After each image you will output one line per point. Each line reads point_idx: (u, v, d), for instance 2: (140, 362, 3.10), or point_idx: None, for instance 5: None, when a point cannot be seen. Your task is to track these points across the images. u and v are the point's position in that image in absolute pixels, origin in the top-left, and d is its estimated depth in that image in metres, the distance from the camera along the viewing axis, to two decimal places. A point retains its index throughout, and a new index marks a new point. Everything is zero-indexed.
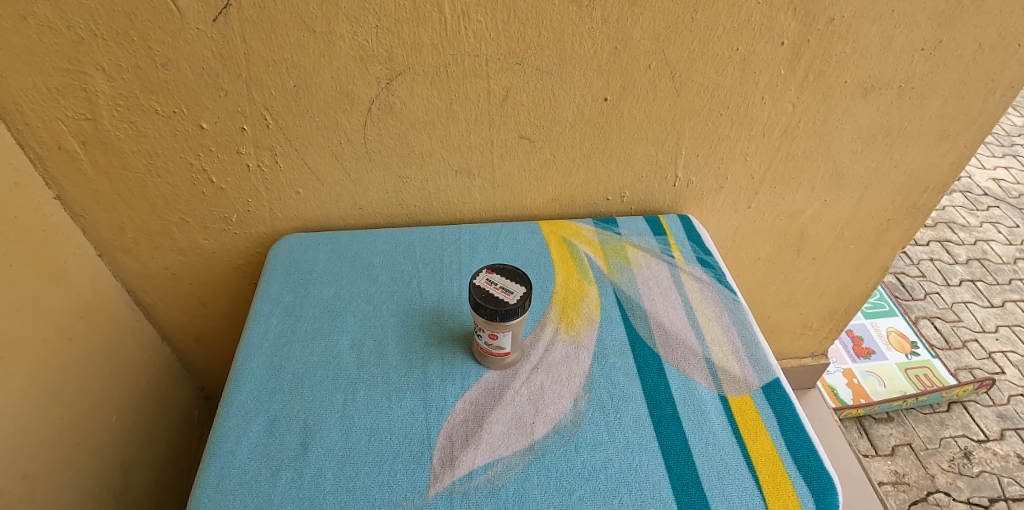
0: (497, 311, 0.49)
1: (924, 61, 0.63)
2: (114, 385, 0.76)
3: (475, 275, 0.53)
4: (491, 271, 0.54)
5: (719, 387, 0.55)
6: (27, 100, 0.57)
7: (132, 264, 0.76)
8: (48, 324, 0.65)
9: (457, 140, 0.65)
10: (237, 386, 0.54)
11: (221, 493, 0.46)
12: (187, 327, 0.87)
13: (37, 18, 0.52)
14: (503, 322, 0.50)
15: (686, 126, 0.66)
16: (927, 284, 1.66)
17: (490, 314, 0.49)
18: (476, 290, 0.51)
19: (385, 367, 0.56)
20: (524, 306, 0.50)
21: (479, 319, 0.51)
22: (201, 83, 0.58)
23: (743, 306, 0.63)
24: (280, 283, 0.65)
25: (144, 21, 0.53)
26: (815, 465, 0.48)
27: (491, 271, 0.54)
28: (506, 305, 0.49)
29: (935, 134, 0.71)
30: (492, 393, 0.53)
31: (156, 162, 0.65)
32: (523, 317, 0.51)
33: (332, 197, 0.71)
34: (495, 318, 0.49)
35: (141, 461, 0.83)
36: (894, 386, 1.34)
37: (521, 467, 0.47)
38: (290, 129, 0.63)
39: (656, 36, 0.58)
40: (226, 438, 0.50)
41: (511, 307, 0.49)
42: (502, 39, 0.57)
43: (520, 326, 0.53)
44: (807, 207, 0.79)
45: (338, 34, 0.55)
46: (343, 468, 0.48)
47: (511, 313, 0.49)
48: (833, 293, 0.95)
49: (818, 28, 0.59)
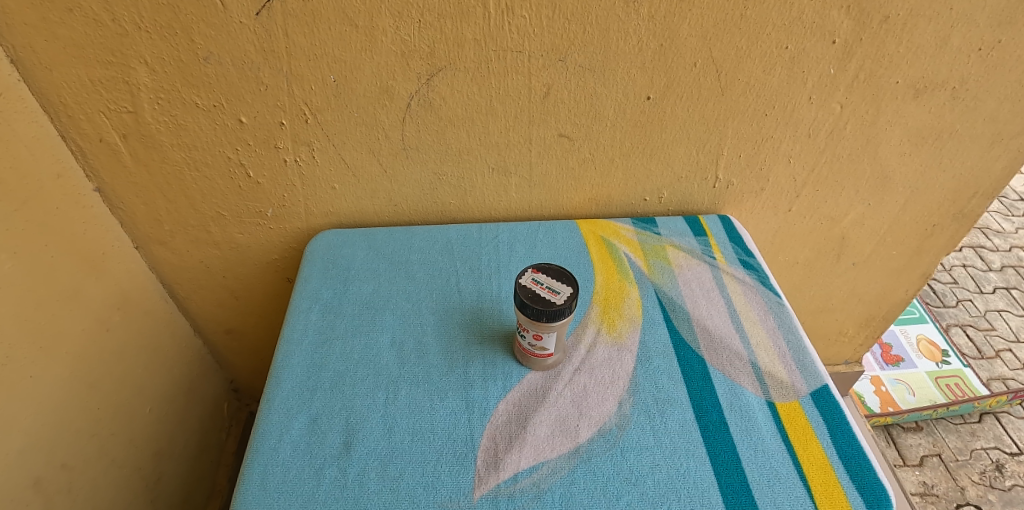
0: (543, 311, 0.48)
1: (981, 62, 0.60)
2: (149, 376, 0.77)
3: (520, 274, 0.53)
4: (535, 270, 0.53)
5: (767, 393, 0.53)
6: (71, 92, 0.58)
7: (169, 257, 0.77)
8: (87, 315, 0.65)
9: (496, 138, 0.65)
10: (279, 382, 0.54)
11: (265, 491, 0.46)
12: (219, 320, 0.88)
13: (82, 10, 0.52)
14: (548, 323, 0.49)
15: (729, 126, 0.65)
16: (959, 291, 1.62)
17: (536, 314, 0.48)
18: (522, 289, 0.51)
19: (426, 366, 0.56)
20: (571, 307, 0.49)
21: (523, 319, 0.50)
22: (242, 77, 0.58)
23: (789, 310, 0.62)
24: (318, 278, 0.65)
25: (188, 14, 0.53)
26: (868, 476, 0.47)
27: (536, 271, 0.53)
28: (553, 306, 0.49)
29: (988, 138, 0.68)
30: (534, 395, 0.53)
31: (195, 155, 0.65)
32: (568, 318, 0.50)
33: (368, 193, 0.70)
34: (541, 319, 0.49)
35: (173, 452, 0.83)
36: (925, 395, 1.30)
37: (567, 471, 0.47)
38: (329, 124, 0.62)
39: (703, 33, 0.56)
40: (268, 435, 0.50)
41: (558, 308, 0.48)
42: (545, 35, 0.56)
43: (564, 327, 0.52)
44: (850, 210, 0.77)
45: (381, 29, 0.55)
46: (387, 468, 0.48)
47: (558, 314, 0.49)
48: (872, 299, 0.93)
49: (872, 26, 0.57)
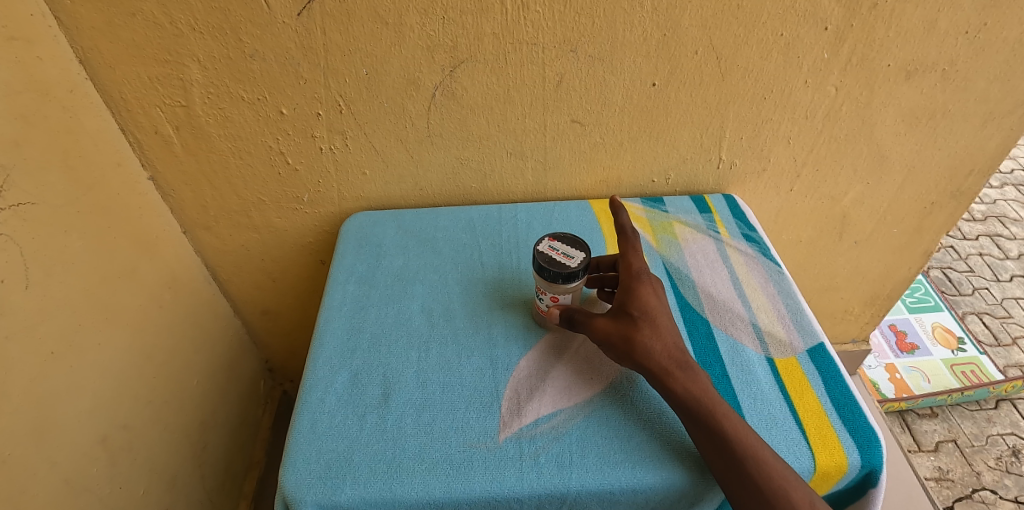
0: (559, 274, 0.54)
1: (968, 45, 0.64)
2: (194, 351, 0.83)
3: (538, 242, 0.58)
4: (552, 238, 0.58)
5: (766, 350, 0.58)
6: (130, 88, 0.65)
7: (212, 240, 0.84)
8: (143, 291, 0.72)
9: (513, 124, 0.70)
10: (321, 344, 0.60)
11: (315, 434, 0.52)
12: (257, 301, 0.95)
13: (144, 14, 0.59)
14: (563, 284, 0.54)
15: (730, 110, 0.69)
16: (975, 279, 1.63)
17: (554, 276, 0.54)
18: (540, 255, 0.56)
19: (454, 328, 0.61)
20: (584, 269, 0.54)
21: (540, 282, 0.56)
22: (283, 72, 0.64)
23: (789, 278, 0.66)
24: (353, 255, 0.71)
25: (236, 16, 0.59)
26: (859, 420, 0.52)
27: (553, 238, 0.58)
28: (568, 269, 0.54)
29: (980, 117, 0.72)
30: (553, 353, 0.58)
31: (239, 144, 0.71)
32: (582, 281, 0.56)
33: (395, 178, 0.76)
34: (558, 280, 0.54)
35: (215, 423, 0.90)
36: (939, 381, 1.32)
37: (583, 417, 0.52)
38: (360, 113, 0.69)
39: (703, 23, 0.61)
40: (315, 388, 0.56)
41: (573, 271, 0.54)
42: (558, 28, 0.61)
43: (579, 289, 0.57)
44: (850, 190, 0.80)
45: (408, 26, 0.61)
46: (421, 415, 0.53)
47: (572, 276, 0.54)
48: (876, 278, 0.96)
49: (862, 12, 0.61)
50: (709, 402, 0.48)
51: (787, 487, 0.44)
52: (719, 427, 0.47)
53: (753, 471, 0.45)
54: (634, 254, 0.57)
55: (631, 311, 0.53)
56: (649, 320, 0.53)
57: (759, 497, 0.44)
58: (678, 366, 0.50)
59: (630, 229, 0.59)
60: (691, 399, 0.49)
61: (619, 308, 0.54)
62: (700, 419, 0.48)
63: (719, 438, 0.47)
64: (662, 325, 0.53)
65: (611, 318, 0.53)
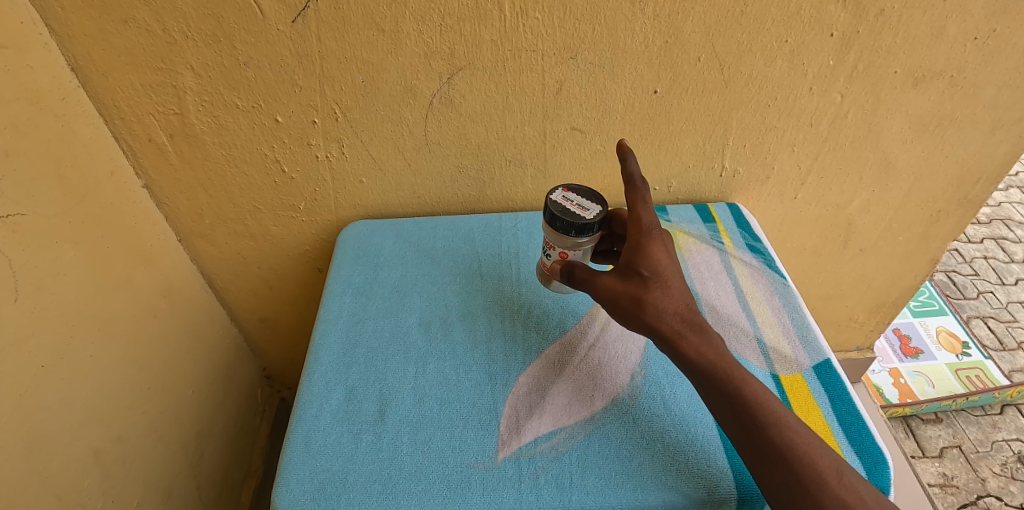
0: (573, 224, 0.53)
1: (977, 51, 0.63)
2: (190, 360, 0.82)
3: (552, 192, 0.57)
4: (567, 190, 0.57)
5: (771, 366, 0.57)
6: (123, 96, 0.64)
7: (208, 249, 0.83)
8: (137, 301, 0.71)
9: (512, 132, 0.69)
10: (317, 358, 0.59)
11: (309, 452, 0.51)
12: (254, 309, 0.94)
13: (137, 22, 0.58)
14: (576, 238, 0.54)
15: (734, 117, 0.68)
16: (980, 283, 1.61)
17: (566, 228, 0.53)
18: (554, 205, 0.55)
19: (452, 342, 0.60)
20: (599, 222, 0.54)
21: (553, 238, 0.57)
22: (278, 80, 0.63)
23: (794, 290, 0.65)
24: (350, 266, 0.70)
25: (230, 23, 0.58)
26: (866, 441, 0.50)
27: (567, 190, 0.57)
28: (582, 220, 0.53)
29: (989, 124, 0.70)
30: (553, 368, 0.57)
31: (234, 152, 0.70)
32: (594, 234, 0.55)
33: (393, 186, 0.75)
34: (571, 231, 0.53)
35: (212, 432, 0.89)
36: (944, 386, 1.31)
37: (583, 436, 0.51)
38: (357, 121, 0.67)
39: (706, 29, 0.60)
40: (310, 405, 0.55)
41: (587, 223, 0.53)
42: (557, 35, 0.60)
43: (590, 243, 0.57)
44: (855, 197, 0.79)
45: (405, 33, 0.60)
46: (418, 434, 0.52)
47: (585, 228, 0.53)
48: (881, 285, 0.95)
49: (868, 18, 0.60)
50: (727, 368, 0.46)
51: (812, 456, 0.43)
52: (739, 394, 0.45)
53: (777, 439, 0.43)
54: (643, 206, 0.53)
55: (640, 270, 0.49)
56: (660, 281, 0.49)
57: (785, 467, 0.42)
58: (692, 329, 0.47)
59: (637, 178, 0.54)
60: (707, 364, 0.46)
61: (627, 266, 0.50)
62: (719, 387, 0.46)
63: (739, 406, 0.45)
64: (674, 285, 0.49)
65: (618, 277, 0.50)
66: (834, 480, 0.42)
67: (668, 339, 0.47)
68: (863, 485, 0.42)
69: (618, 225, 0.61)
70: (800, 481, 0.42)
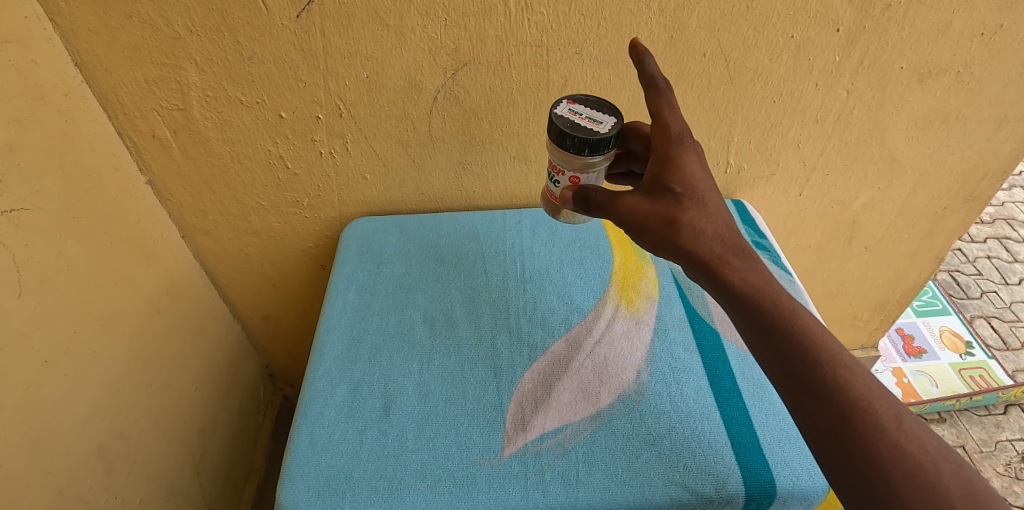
0: (586, 141, 0.47)
1: (984, 47, 0.63)
2: (192, 356, 0.82)
3: (557, 106, 0.52)
4: (573, 103, 0.52)
5: None
6: (127, 92, 0.64)
7: (212, 245, 0.83)
8: (140, 296, 0.71)
9: (516, 128, 0.69)
10: (321, 354, 0.59)
11: (314, 449, 0.51)
12: (257, 306, 0.94)
13: (140, 16, 0.57)
14: (588, 157, 0.49)
15: (739, 113, 0.68)
16: (983, 283, 1.61)
17: (578, 146, 0.48)
18: (562, 119, 0.50)
19: (456, 339, 0.60)
20: (615, 137, 0.49)
21: (560, 160, 0.51)
22: (282, 75, 0.63)
23: (799, 286, 0.65)
24: (354, 262, 0.70)
25: (234, 18, 0.58)
26: None
27: (573, 103, 0.52)
28: (596, 136, 0.48)
29: (995, 121, 0.70)
30: (558, 364, 0.57)
31: (238, 149, 0.70)
32: (609, 152, 0.50)
33: (397, 182, 0.75)
34: (584, 149, 0.48)
35: (214, 429, 0.89)
36: (947, 386, 1.30)
37: (589, 432, 0.51)
38: (361, 117, 0.67)
39: (711, 24, 0.60)
40: (314, 401, 0.55)
41: (601, 138, 0.48)
42: (562, 30, 0.60)
43: (604, 162, 0.51)
44: (860, 194, 0.79)
45: (409, 28, 0.59)
46: (423, 430, 0.52)
47: (600, 144, 0.48)
48: (885, 283, 0.94)
49: (874, 14, 0.59)
50: (773, 295, 0.42)
51: (868, 397, 0.40)
52: (788, 326, 0.42)
53: (829, 378, 0.41)
54: (669, 112, 0.47)
55: (673, 187, 0.44)
56: (695, 197, 0.44)
57: (838, 409, 0.40)
58: (735, 254, 0.43)
59: (660, 79, 0.48)
60: (752, 292, 0.42)
61: (655, 183, 0.45)
62: (764, 319, 0.42)
63: (789, 340, 0.42)
64: (711, 204, 0.44)
65: (646, 195, 0.44)
66: (893, 425, 0.39)
67: (708, 263, 0.43)
68: (923, 429, 0.39)
69: (634, 142, 0.58)
70: (852, 424, 0.39)
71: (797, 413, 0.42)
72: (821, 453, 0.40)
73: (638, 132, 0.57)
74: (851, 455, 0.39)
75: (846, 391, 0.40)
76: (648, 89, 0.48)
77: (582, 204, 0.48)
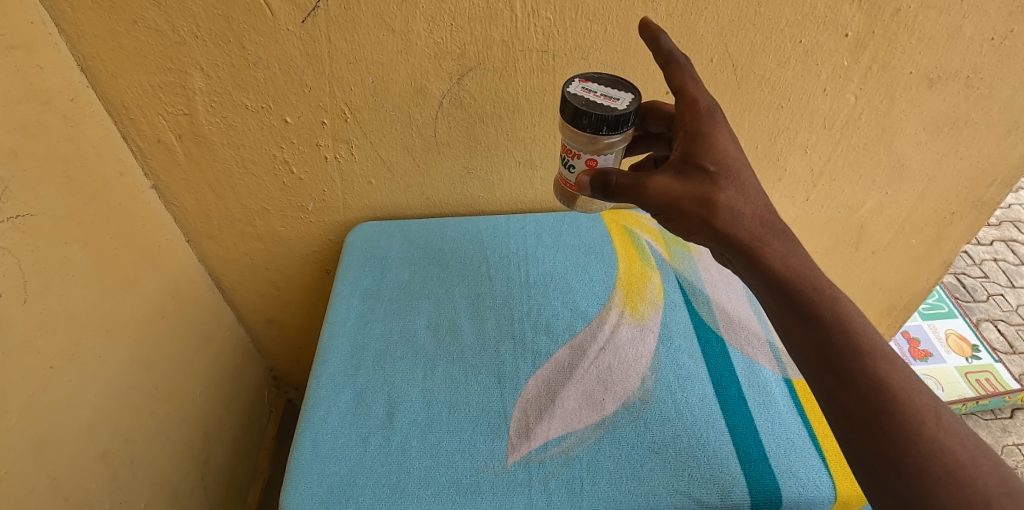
0: (605, 119, 0.45)
1: (993, 51, 0.62)
2: (197, 360, 0.82)
3: (569, 85, 0.50)
4: (585, 81, 0.50)
5: (784, 370, 0.57)
6: (132, 97, 0.64)
7: (216, 250, 0.83)
8: (145, 301, 0.71)
9: (522, 133, 0.69)
10: (324, 360, 0.59)
11: (317, 456, 0.51)
12: (261, 310, 0.94)
13: (146, 22, 0.57)
14: (606, 136, 0.47)
15: (746, 118, 0.67)
16: (990, 286, 1.60)
17: (595, 125, 0.46)
18: (576, 98, 0.48)
19: (461, 346, 0.60)
20: (633, 113, 0.47)
21: (575, 142, 0.49)
22: (288, 81, 0.63)
23: None
24: (358, 267, 0.70)
25: (239, 23, 0.58)
26: None
27: (585, 81, 0.50)
28: (614, 113, 0.46)
29: (1004, 125, 0.70)
30: (563, 371, 0.57)
31: (243, 153, 0.70)
32: (627, 130, 0.48)
33: (401, 187, 0.75)
34: (602, 128, 0.46)
35: (219, 433, 0.89)
36: (953, 389, 1.29)
37: (593, 440, 0.51)
38: (366, 122, 0.67)
39: (719, 29, 0.59)
40: (317, 407, 0.55)
41: (620, 115, 0.46)
42: (568, 35, 0.60)
43: (622, 142, 0.49)
44: (867, 199, 0.78)
45: (415, 33, 0.59)
46: (426, 437, 0.52)
47: (618, 122, 0.46)
48: (892, 288, 0.94)
49: (883, 19, 0.59)
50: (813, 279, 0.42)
51: (909, 392, 0.40)
52: (829, 314, 0.42)
53: (871, 370, 0.40)
54: (695, 85, 0.46)
55: (706, 166, 0.43)
56: (731, 177, 0.43)
57: (875, 404, 0.40)
58: (774, 235, 0.43)
59: (678, 55, 0.48)
60: (794, 276, 0.42)
61: (686, 162, 0.44)
62: (802, 307, 0.42)
63: (828, 328, 0.41)
64: (747, 184, 0.43)
65: (678, 176, 0.43)
66: (932, 421, 0.39)
67: (748, 247, 0.42)
68: (960, 426, 0.40)
69: (653, 123, 0.56)
70: (890, 416, 0.39)
71: (826, 403, 0.42)
72: (853, 449, 0.40)
73: (659, 111, 0.55)
74: (891, 454, 0.39)
75: (885, 384, 0.40)
76: (667, 65, 0.48)
77: (601, 188, 0.45)
